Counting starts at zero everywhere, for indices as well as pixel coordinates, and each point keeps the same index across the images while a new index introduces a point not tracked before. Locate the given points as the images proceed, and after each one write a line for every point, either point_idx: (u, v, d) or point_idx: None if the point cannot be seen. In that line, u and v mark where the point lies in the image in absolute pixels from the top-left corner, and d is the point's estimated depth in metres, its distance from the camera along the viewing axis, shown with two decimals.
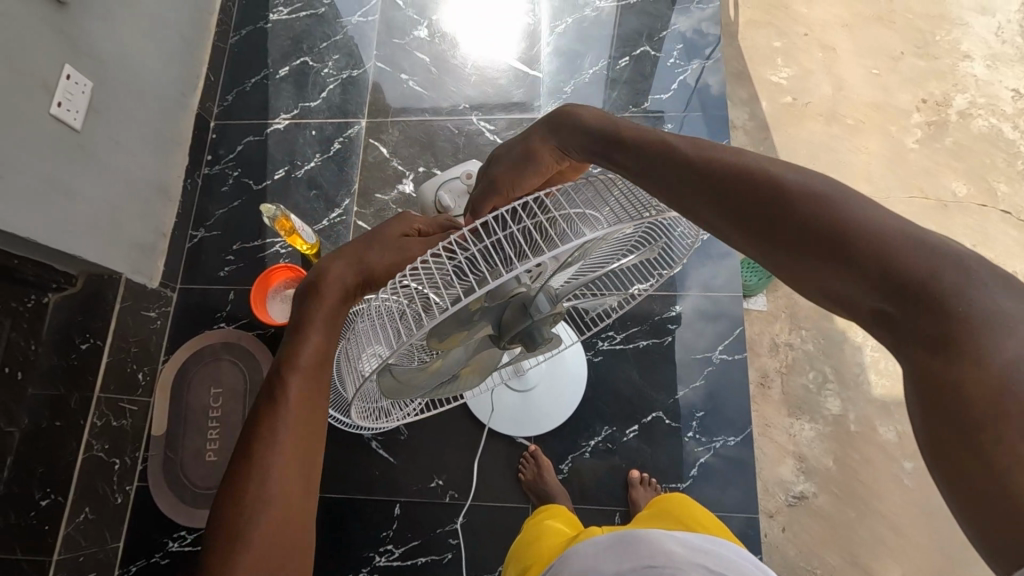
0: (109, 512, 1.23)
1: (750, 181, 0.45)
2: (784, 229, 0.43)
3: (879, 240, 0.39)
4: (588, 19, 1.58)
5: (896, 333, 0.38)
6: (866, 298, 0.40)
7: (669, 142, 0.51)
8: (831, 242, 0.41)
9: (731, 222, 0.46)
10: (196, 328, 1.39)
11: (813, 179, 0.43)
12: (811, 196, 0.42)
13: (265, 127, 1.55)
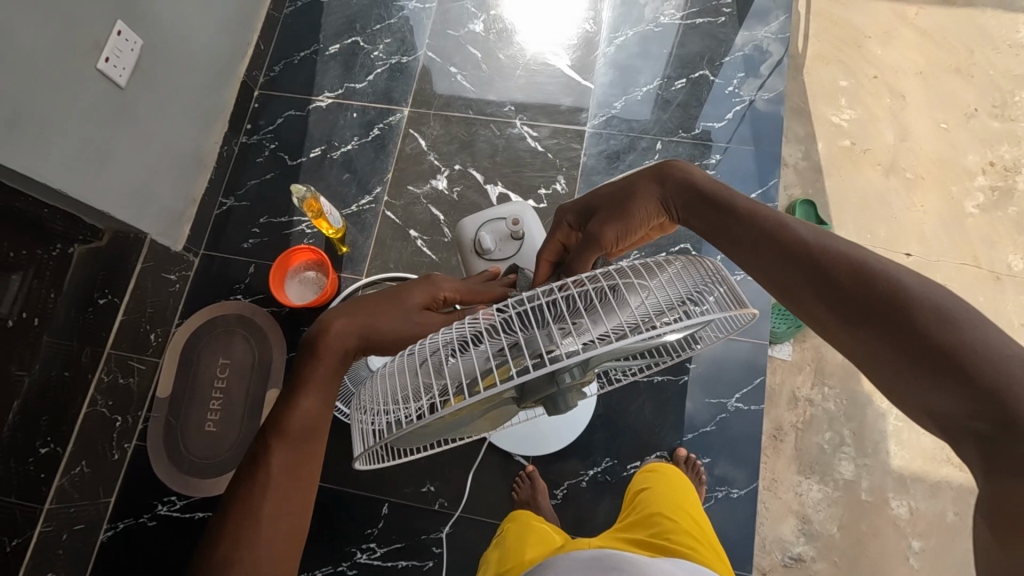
0: (105, 468, 1.24)
1: (861, 281, 0.47)
2: (886, 336, 0.44)
3: (985, 362, 0.40)
4: (648, 34, 1.52)
5: (980, 448, 0.39)
6: (961, 414, 0.40)
7: (777, 226, 0.54)
8: (936, 354, 0.42)
9: (840, 302, 0.47)
10: (213, 296, 1.39)
11: (930, 287, 0.44)
12: (925, 306, 0.43)
13: (307, 103, 1.53)
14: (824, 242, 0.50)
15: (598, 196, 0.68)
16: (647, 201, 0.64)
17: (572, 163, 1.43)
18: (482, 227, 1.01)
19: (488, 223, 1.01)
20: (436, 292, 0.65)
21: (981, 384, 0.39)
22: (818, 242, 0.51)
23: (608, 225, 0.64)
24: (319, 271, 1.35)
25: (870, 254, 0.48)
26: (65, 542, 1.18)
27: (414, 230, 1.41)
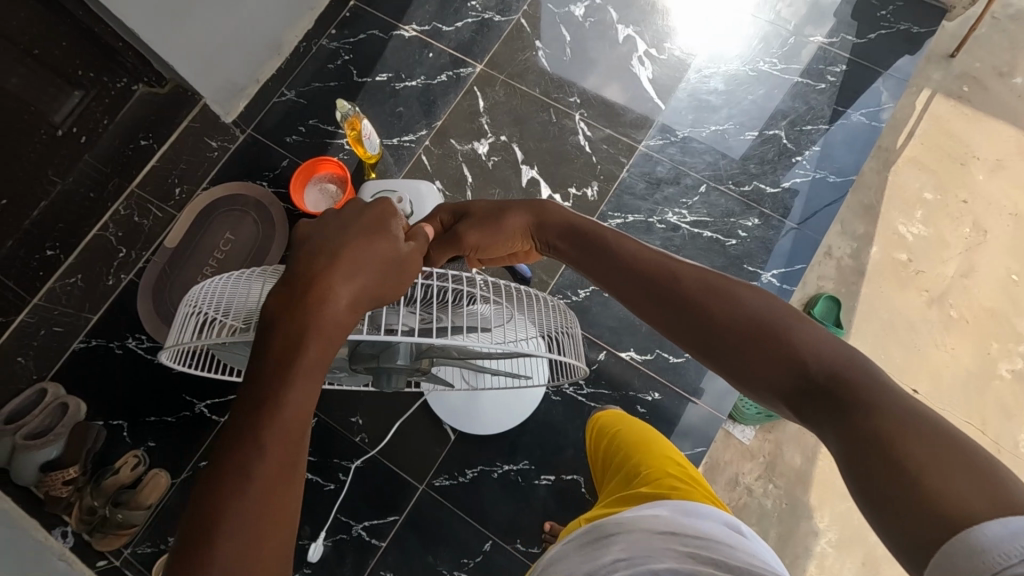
0: (98, 289, 1.35)
1: (701, 301, 0.60)
2: (738, 341, 0.57)
3: (806, 345, 0.54)
4: (740, 77, 1.46)
5: (815, 411, 0.51)
6: (797, 386, 0.53)
7: (634, 254, 0.68)
8: (774, 350, 0.55)
9: (689, 316, 0.61)
10: (242, 174, 1.46)
11: (768, 302, 0.58)
12: (758, 309, 0.58)
13: (393, 29, 1.56)
14: (666, 270, 0.65)
15: (475, 206, 0.81)
16: (512, 225, 0.78)
17: (611, 174, 1.40)
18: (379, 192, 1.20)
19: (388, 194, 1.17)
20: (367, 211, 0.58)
21: (805, 358, 0.53)
22: (661, 274, 0.65)
23: (482, 232, 0.78)
24: (339, 188, 1.38)
25: (708, 273, 0.63)
26: (41, 338, 1.32)
27: (440, 182, 1.43)
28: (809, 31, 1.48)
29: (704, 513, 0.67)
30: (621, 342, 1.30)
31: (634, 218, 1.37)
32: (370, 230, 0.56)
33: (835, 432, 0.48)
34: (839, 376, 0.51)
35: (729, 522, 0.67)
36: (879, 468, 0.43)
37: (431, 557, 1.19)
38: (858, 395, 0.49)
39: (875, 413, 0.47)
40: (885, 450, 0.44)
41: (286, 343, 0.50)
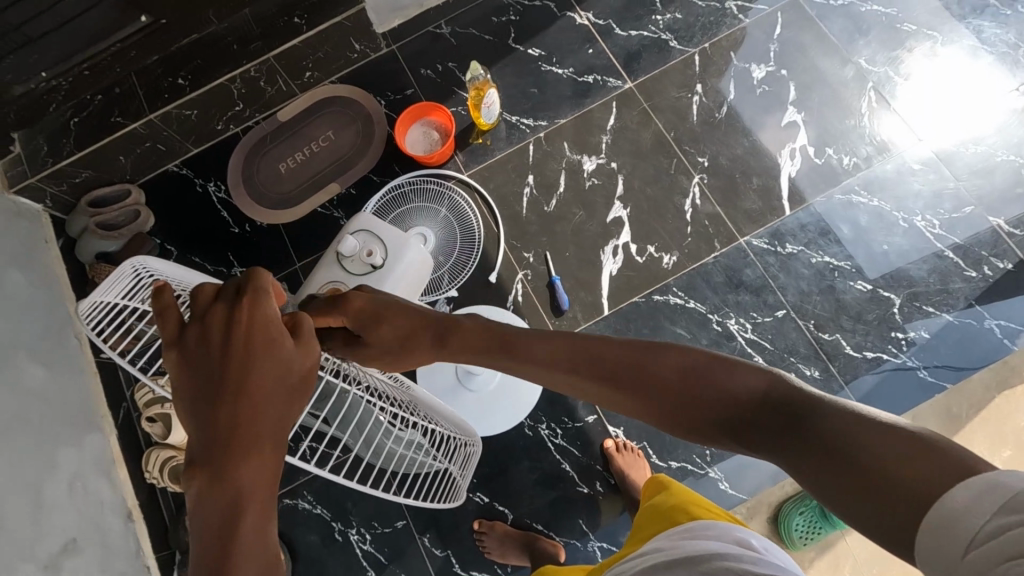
0: (206, 128, 1.47)
1: (630, 369, 0.62)
2: (683, 401, 0.58)
3: (738, 384, 0.56)
4: (888, 220, 1.29)
5: (768, 447, 0.52)
6: (747, 411, 0.55)
7: (570, 356, 0.66)
8: (717, 406, 0.56)
9: (638, 393, 0.61)
10: (368, 86, 1.51)
11: (691, 359, 0.59)
12: (708, 383, 0.57)
13: (569, 8, 1.49)
14: (585, 339, 0.66)
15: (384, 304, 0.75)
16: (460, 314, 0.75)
17: (697, 252, 1.31)
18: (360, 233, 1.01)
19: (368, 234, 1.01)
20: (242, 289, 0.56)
21: (744, 391, 0.55)
22: (584, 357, 0.65)
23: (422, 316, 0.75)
24: (440, 138, 1.41)
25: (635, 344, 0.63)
26: (143, 149, 1.43)
27: (532, 177, 1.40)
28: (993, 207, 1.27)
29: (706, 535, 0.56)
30: (616, 414, 1.25)
31: (694, 305, 1.28)
32: (257, 313, 0.55)
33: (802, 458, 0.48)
34: (784, 403, 0.52)
35: (738, 539, 0.56)
36: (845, 480, 0.44)
37: (348, 506, 1.23)
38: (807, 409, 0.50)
39: (822, 413, 0.49)
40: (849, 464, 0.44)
41: (234, 429, 0.51)
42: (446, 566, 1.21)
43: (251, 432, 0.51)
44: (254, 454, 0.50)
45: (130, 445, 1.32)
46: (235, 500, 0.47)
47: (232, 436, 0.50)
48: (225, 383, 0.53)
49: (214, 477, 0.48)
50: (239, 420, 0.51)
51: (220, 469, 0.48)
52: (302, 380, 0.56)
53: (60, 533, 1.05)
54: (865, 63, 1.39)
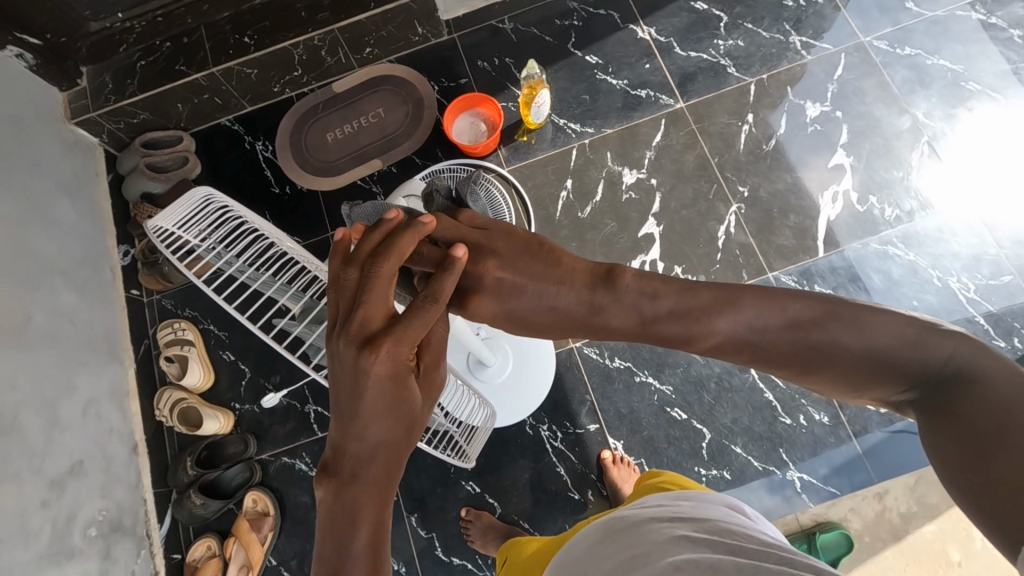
0: (264, 88, 1.51)
1: (810, 333, 0.58)
2: (869, 364, 0.56)
3: (929, 355, 0.54)
4: (922, 276, 1.27)
5: (929, 411, 0.53)
6: (929, 377, 0.54)
7: (742, 325, 0.60)
8: (905, 376, 0.55)
9: (813, 358, 0.58)
10: (424, 70, 1.54)
11: (876, 327, 0.56)
12: (876, 334, 0.56)
13: (632, 21, 1.51)
14: (760, 302, 0.59)
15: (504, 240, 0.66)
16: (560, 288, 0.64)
17: (723, 280, 1.30)
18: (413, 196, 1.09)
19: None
20: (352, 316, 0.57)
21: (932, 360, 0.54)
22: (753, 329, 0.60)
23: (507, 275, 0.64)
24: (487, 130, 1.43)
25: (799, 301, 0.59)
26: (200, 100, 1.47)
27: (571, 182, 1.41)
28: None
29: (704, 500, 0.58)
30: (618, 427, 1.26)
31: None
32: (366, 356, 0.55)
33: (948, 432, 0.50)
34: (951, 377, 0.52)
35: (730, 506, 0.58)
36: (985, 466, 0.45)
37: None
38: (960, 385, 0.51)
39: (983, 390, 0.49)
40: (998, 430, 0.46)
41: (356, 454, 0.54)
42: (428, 548, 1.22)
43: (354, 442, 0.55)
44: (367, 477, 0.53)
45: (145, 381, 1.35)
46: (358, 512, 0.51)
47: (355, 461, 0.54)
48: (347, 408, 0.55)
49: (342, 494, 0.52)
50: (360, 444, 0.55)
51: (347, 484, 0.53)
52: (415, 404, 0.58)
53: (69, 453, 1.09)
54: (922, 116, 1.37)
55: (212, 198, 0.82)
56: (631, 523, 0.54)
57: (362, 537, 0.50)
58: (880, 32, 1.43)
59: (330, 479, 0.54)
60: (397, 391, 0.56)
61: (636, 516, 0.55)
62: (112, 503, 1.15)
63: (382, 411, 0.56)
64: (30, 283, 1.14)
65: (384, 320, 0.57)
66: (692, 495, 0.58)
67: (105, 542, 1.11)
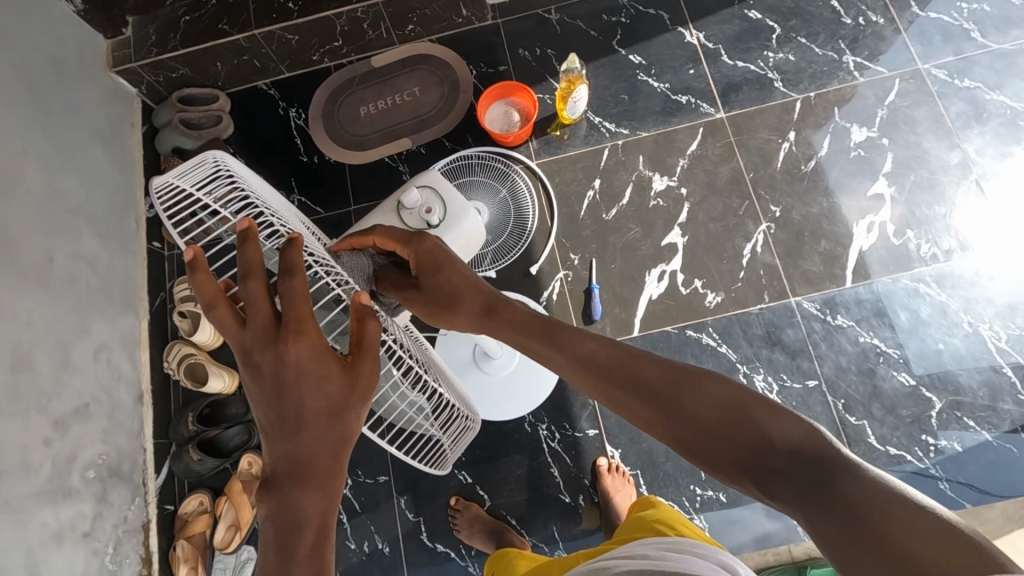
0: (303, 56, 1.51)
1: (668, 390, 0.54)
2: (693, 424, 0.51)
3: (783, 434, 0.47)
4: (951, 318, 1.22)
5: (797, 496, 0.44)
6: (776, 468, 0.46)
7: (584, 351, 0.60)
8: (749, 451, 0.48)
9: (658, 407, 0.53)
10: (464, 53, 1.52)
11: (721, 385, 0.52)
12: (710, 390, 0.52)
13: (681, 24, 1.47)
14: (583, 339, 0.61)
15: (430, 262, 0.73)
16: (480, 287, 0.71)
17: (743, 299, 1.27)
18: (425, 190, 0.96)
19: (432, 191, 0.95)
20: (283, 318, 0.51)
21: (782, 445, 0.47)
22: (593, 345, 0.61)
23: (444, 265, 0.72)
24: (519, 121, 1.41)
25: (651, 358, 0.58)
26: (240, 61, 1.48)
27: (599, 182, 1.38)
28: None
29: (699, 552, 0.54)
30: (617, 436, 1.24)
31: (726, 351, 1.25)
32: (296, 355, 0.50)
33: (814, 513, 0.42)
34: (811, 459, 0.45)
35: (724, 564, 0.53)
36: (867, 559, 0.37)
37: None
38: (829, 463, 0.44)
39: (852, 478, 0.42)
40: (865, 525, 0.38)
41: (301, 461, 0.49)
42: (413, 532, 1.23)
43: (308, 467, 0.49)
44: (320, 475, 0.49)
45: (157, 333, 1.37)
46: (305, 521, 0.47)
47: (300, 464, 0.49)
48: (284, 415, 0.50)
49: (287, 500, 0.47)
50: (307, 451, 0.49)
51: (292, 488, 0.48)
52: (348, 394, 0.52)
53: (76, 395, 1.11)
54: (974, 152, 1.31)
55: (221, 164, 0.75)
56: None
57: (309, 538, 0.46)
58: (940, 61, 1.37)
59: (273, 490, 0.48)
60: (338, 386, 0.51)
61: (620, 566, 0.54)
62: (112, 448, 1.17)
63: (323, 415, 0.50)
64: (56, 224, 1.16)
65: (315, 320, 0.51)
66: (685, 546, 0.56)
67: (101, 486, 1.12)
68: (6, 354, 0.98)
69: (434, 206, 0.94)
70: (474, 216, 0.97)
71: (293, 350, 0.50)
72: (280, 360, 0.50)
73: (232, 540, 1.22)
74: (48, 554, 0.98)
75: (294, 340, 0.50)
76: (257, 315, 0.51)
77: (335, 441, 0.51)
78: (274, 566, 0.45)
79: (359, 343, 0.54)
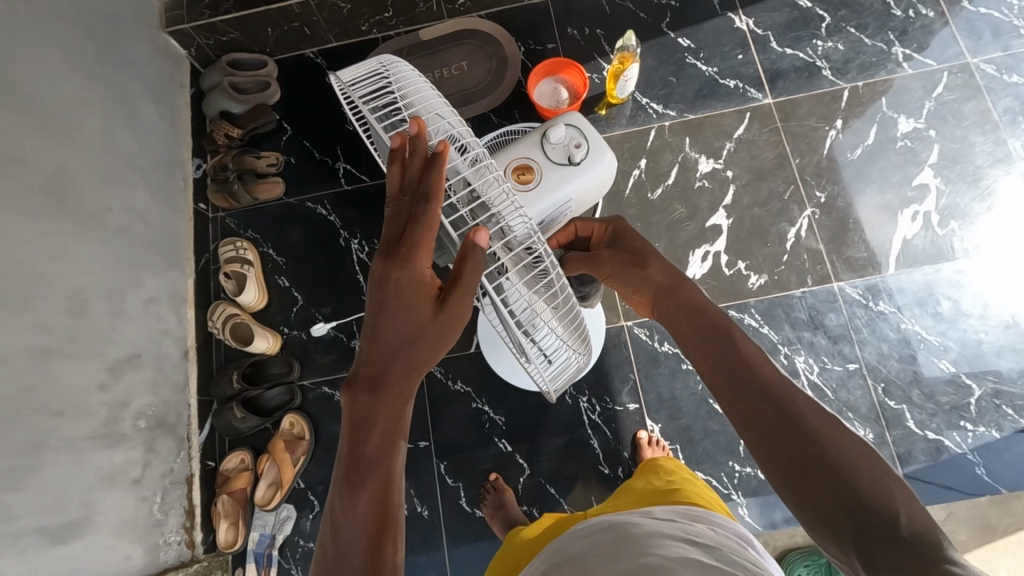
0: (352, 26, 1.52)
1: (788, 400, 0.56)
2: (786, 436, 0.54)
3: (874, 490, 0.48)
4: (992, 309, 1.23)
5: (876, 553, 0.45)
6: (854, 512, 0.47)
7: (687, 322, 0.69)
8: (831, 484, 0.49)
9: (763, 411, 0.56)
10: (512, 30, 1.53)
11: (829, 422, 0.54)
12: (818, 420, 0.54)
13: (731, 10, 1.48)
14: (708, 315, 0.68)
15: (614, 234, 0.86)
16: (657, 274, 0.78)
17: (785, 282, 1.28)
18: (569, 127, 0.94)
19: (577, 129, 0.93)
20: (401, 239, 0.55)
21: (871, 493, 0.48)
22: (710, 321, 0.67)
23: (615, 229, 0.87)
24: (568, 98, 1.42)
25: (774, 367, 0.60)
26: (290, 27, 1.49)
27: (645, 162, 1.39)
28: None
29: (719, 523, 0.59)
30: (657, 411, 1.25)
31: (767, 332, 1.26)
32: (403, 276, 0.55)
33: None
34: (904, 531, 0.44)
35: (743, 538, 0.59)
36: None
37: None
38: (917, 537, 0.44)
39: (936, 557, 0.41)
40: None
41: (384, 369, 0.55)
42: (452, 496, 1.24)
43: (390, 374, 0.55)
44: (393, 388, 0.55)
45: (202, 292, 1.38)
46: (373, 422, 0.54)
47: (381, 374, 0.55)
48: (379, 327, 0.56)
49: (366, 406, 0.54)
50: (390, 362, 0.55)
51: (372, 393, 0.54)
52: (439, 329, 0.56)
53: (128, 344, 1.13)
54: (1019, 148, 1.32)
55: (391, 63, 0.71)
56: (641, 522, 0.55)
57: (376, 445, 0.53)
58: (988, 56, 1.38)
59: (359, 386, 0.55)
60: (429, 314, 0.55)
61: (648, 517, 0.56)
62: (160, 400, 1.18)
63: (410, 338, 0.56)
64: (111, 176, 1.18)
65: (426, 248, 0.54)
66: (703, 513, 0.60)
67: (149, 435, 1.14)
68: (66, 298, 1.00)
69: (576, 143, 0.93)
70: (612, 162, 0.96)
71: (404, 269, 0.54)
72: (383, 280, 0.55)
73: (272, 498, 1.24)
74: (102, 496, 1.00)
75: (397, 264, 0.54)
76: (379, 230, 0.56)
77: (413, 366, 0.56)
78: (346, 456, 0.53)
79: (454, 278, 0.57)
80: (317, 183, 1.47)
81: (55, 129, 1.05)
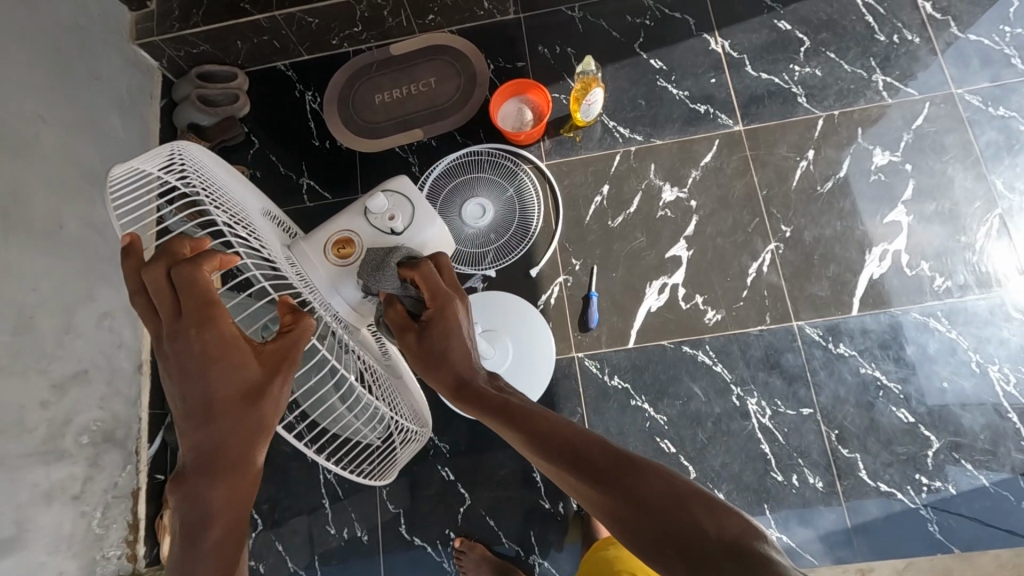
0: (322, 39, 1.51)
1: (661, 497, 0.49)
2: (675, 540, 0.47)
3: (707, 512, 0.48)
4: (959, 357, 1.18)
5: None
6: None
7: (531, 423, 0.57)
8: (687, 521, 0.48)
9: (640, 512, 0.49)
10: (483, 46, 1.50)
11: (712, 506, 0.49)
12: (701, 507, 0.49)
13: (708, 30, 1.43)
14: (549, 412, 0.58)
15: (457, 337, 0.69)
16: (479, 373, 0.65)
17: (744, 318, 1.24)
18: (388, 193, 0.81)
19: (397, 195, 0.82)
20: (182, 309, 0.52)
21: (730, 533, 0.47)
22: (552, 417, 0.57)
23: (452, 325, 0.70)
24: (534, 119, 1.39)
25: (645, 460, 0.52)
26: (260, 40, 1.48)
27: (607, 188, 1.36)
28: None
29: None
30: None
31: (721, 370, 1.22)
32: (206, 340, 0.52)
33: None
34: None
35: None
36: None
37: None
38: None
39: None
40: None
41: (212, 451, 0.50)
42: (392, 522, 1.24)
43: (221, 451, 0.51)
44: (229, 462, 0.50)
45: None
46: (212, 508, 0.48)
47: (209, 453, 0.50)
48: (196, 404, 0.51)
49: (193, 489, 0.49)
50: (220, 439, 0.51)
51: (200, 480, 0.49)
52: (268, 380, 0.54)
53: (76, 360, 1.14)
54: (1002, 186, 1.25)
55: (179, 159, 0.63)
56: None
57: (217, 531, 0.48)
58: (975, 86, 1.31)
59: (183, 479, 0.49)
60: (252, 370, 0.53)
61: None
62: (108, 414, 1.20)
63: (236, 402, 0.52)
64: (68, 192, 1.19)
65: (223, 310, 0.53)
66: None
67: (94, 450, 1.15)
68: (9, 317, 1.00)
69: (398, 211, 0.82)
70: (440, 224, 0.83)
71: (199, 336, 0.52)
72: (186, 351, 0.52)
73: None
74: (38, 513, 1.01)
75: (199, 330, 0.52)
76: (165, 308, 0.53)
77: (246, 429, 0.52)
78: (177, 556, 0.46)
79: (283, 338, 0.57)
80: (280, 199, 1.46)
81: (8, 147, 1.05)
